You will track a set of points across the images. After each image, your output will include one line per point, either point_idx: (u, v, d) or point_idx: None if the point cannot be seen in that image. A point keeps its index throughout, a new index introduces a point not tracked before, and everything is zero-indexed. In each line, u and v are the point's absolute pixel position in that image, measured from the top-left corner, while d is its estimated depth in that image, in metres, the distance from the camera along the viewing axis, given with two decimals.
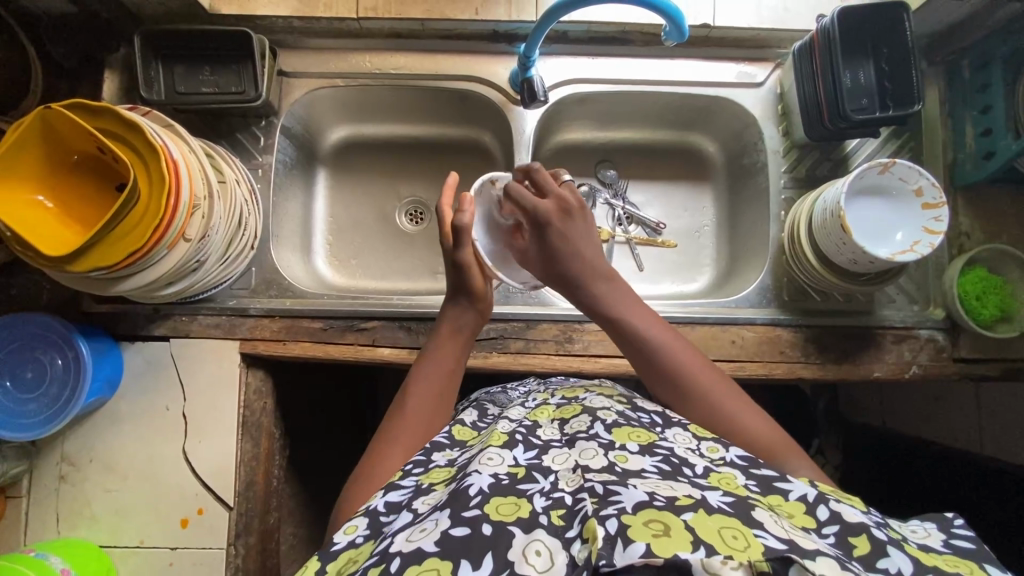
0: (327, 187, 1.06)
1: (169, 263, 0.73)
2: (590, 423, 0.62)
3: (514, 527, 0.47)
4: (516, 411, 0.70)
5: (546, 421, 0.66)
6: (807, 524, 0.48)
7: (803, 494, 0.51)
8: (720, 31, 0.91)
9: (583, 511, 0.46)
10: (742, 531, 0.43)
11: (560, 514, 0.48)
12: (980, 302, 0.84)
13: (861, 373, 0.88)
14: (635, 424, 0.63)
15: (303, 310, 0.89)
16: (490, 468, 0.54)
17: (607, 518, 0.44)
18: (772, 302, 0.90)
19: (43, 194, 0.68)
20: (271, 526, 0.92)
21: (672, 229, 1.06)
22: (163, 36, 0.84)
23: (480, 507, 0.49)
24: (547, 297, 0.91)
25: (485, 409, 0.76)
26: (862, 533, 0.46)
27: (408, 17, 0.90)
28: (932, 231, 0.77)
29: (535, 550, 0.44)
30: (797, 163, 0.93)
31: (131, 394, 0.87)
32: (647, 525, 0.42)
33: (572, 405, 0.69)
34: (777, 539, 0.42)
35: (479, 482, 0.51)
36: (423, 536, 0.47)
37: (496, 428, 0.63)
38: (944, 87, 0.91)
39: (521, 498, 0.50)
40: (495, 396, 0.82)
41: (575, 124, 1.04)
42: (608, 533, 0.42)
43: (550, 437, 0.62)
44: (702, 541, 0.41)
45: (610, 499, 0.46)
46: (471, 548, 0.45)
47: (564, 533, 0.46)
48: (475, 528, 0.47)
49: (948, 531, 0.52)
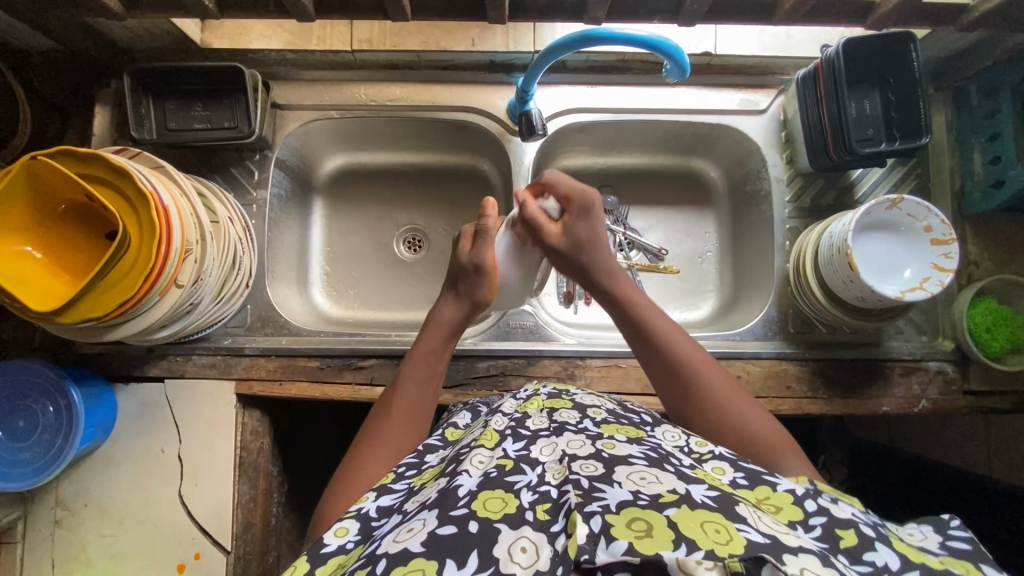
0: (322, 217, 1.04)
1: (162, 309, 0.71)
2: (579, 418, 0.61)
3: (501, 524, 0.45)
4: (507, 403, 0.67)
5: (535, 412, 0.63)
6: (793, 517, 0.48)
7: (791, 487, 0.51)
8: (722, 58, 0.89)
9: (567, 504, 0.45)
10: (724, 525, 0.42)
11: (546, 508, 0.46)
12: (991, 334, 0.83)
13: (869, 408, 0.86)
14: (624, 421, 0.61)
15: (300, 349, 0.88)
16: (477, 466, 0.52)
17: (592, 515, 0.43)
18: (777, 334, 0.89)
19: (32, 244, 0.67)
20: (269, 567, 0.91)
21: (674, 255, 1.04)
22: (153, 72, 0.83)
23: (469, 505, 0.47)
24: (548, 332, 0.89)
25: (480, 411, 0.74)
26: (849, 527, 0.46)
27: (404, 48, 0.88)
28: (943, 268, 0.75)
29: (520, 547, 0.43)
30: (802, 192, 0.91)
31: (126, 437, 0.85)
32: (630, 525, 0.41)
33: (561, 398, 0.67)
34: (760, 534, 0.41)
35: (468, 483, 0.49)
36: (411, 536, 0.44)
37: (488, 425, 0.60)
38: (951, 114, 0.90)
39: (508, 493, 0.48)
40: (488, 399, 0.79)
41: (574, 150, 1.02)
42: (591, 531, 0.42)
43: (539, 426, 0.60)
44: (684, 538, 0.40)
45: (595, 495, 0.45)
46: (458, 548, 0.43)
47: (549, 527, 0.44)
48: (462, 526, 0.45)
49: (945, 533, 0.51)
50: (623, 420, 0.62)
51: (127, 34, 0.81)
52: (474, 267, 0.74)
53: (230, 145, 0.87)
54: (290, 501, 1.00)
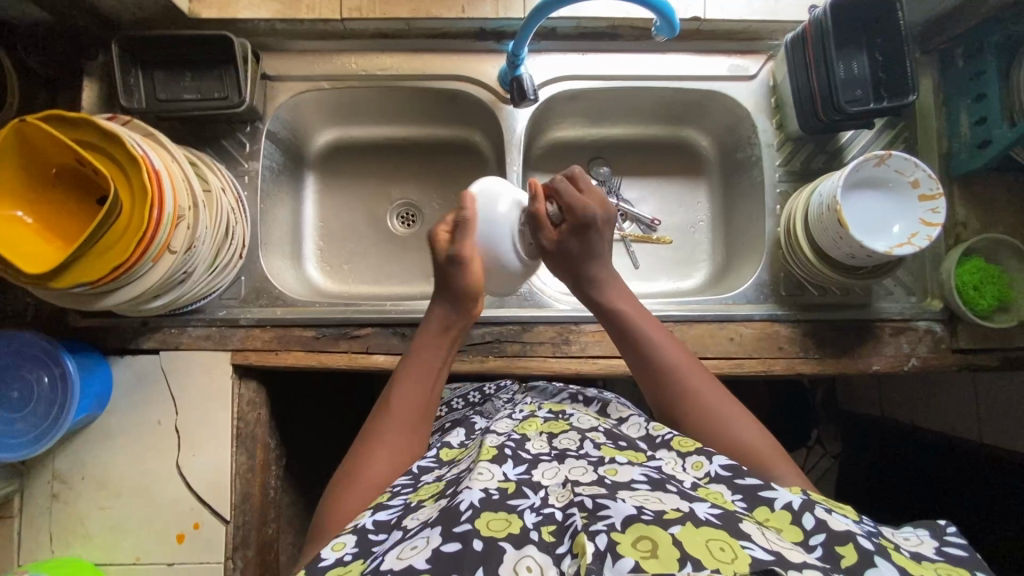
0: (315, 192, 1.04)
1: (157, 274, 0.71)
2: (579, 442, 0.64)
3: (506, 542, 0.47)
4: (503, 423, 0.70)
5: (535, 434, 0.66)
6: (795, 538, 0.49)
7: (789, 502, 0.52)
8: (711, 24, 0.90)
9: (573, 527, 0.48)
10: (728, 542, 0.44)
11: (550, 530, 0.49)
12: (978, 292, 0.83)
13: (860, 367, 0.87)
14: (623, 445, 0.64)
15: (295, 319, 0.88)
16: (480, 483, 0.54)
17: (596, 534, 0.45)
18: (769, 297, 0.90)
19: (23, 209, 0.66)
20: (269, 538, 0.91)
21: (667, 225, 1.05)
22: (141, 41, 0.82)
23: (472, 522, 0.49)
24: (542, 298, 0.90)
25: (472, 428, 0.75)
26: (848, 542, 0.47)
27: (394, 17, 0.88)
28: (930, 223, 0.76)
29: (526, 566, 0.45)
30: (792, 156, 0.92)
31: (122, 410, 0.85)
32: (635, 544, 0.44)
33: (559, 421, 0.70)
34: (764, 550, 0.44)
35: (470, 497, 0.51)
36: (415, 554, 0.47)
37: (484, 442, 0.63)
38: (938, 77, 0.90)
39: (511, 514, 0.50)
40: (482, 409, 0.82)
41: (566, 121, 1.02)
42: (597, 549, 0.44)
43: (539, 451, 0.62)
44: (689, 556, 0.43)
45: (599, 514, 0.48)
46: (462, 564, 0.45)
47: (554, 549, 0.47)
48: (465, 544, 0.47)
49: (941, 539, 0.53)
50: (621, 445, 0.64)
51: (113, 3, 0.80)
52: (449, 258, 0.73)
53: (221, 115, 0.86)
54: (289, 475, 1.00)
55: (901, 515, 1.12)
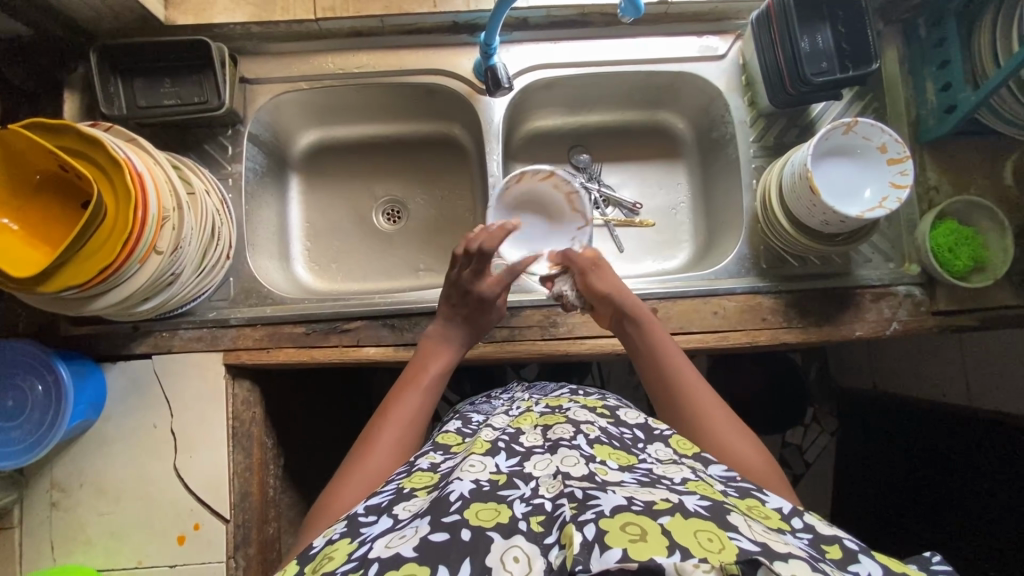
0: (300, 193, 1.06)
1: (143, 277, 0.72)
2: (574, 433, 0.63)
3: (493, 532, 0.47)
4: (501, 418, 0.71)
5: (529, 428, 0.66)
6: (782, 526, 0.49)
7: (780, 506, 0.52)
8: (678, 7, 0.92)
9: (561, 517, 0.46)
10: (716, 533, 0.43)
11: (539, 520, 0.48)
12: (953, 254, 0.85)
13: (843, 334, 0.88)
14: (616, 444, 0.62)
15: (284, 316, 0.89)
16: (471, 475, 0.54)
17: (585, 524, 0.43)
18: (750, 271, 0.91)
19: (8, 216, 0.68)
20: (270, 537, 0.91)
21: (649, 209, 1.07)
22: (119, 49, 0.84)
23: (461, 512, 0.49)
24: (528, 284, 0.92)
25: (469, 420, 0.78)
26: (834, 542, 0.47)
27: (367, 14, 0.89)
28: (899, 185, 0.79)
29: (513, 556, 0.44)
30: (765, 132, 0.94)
31: (117, 415, 0.86)
32: (624, 529, 0.43)
33: (555, 414, 0.70)
34: (751, 541, 0.42)
35: (460, 488, 0.52)
36: (403, 543, 0.47)
37: (479, 437, 0.64)
38: (902, 47, 0.93)
39: (501, 504, 0.50)
40: (476, 406, 0.85)
41: (543, 111, 1.04)
42: (585, 539, 0.42)
43: (533, 444, 0.62)
44: (677, 545, 0.41)
45: (589, 504, 0.46)
46: (449, 555, 0.45)
47: (543, 539, 0.46)
48: (454, 533, 0.47)
49: None
50: (616, 444, 0.62)
51: (90, 14, 0.82)
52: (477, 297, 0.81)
53: (204, 119, 0.88)
54: (287, 475, 1.01)
55: (898, 484, 1.13)
